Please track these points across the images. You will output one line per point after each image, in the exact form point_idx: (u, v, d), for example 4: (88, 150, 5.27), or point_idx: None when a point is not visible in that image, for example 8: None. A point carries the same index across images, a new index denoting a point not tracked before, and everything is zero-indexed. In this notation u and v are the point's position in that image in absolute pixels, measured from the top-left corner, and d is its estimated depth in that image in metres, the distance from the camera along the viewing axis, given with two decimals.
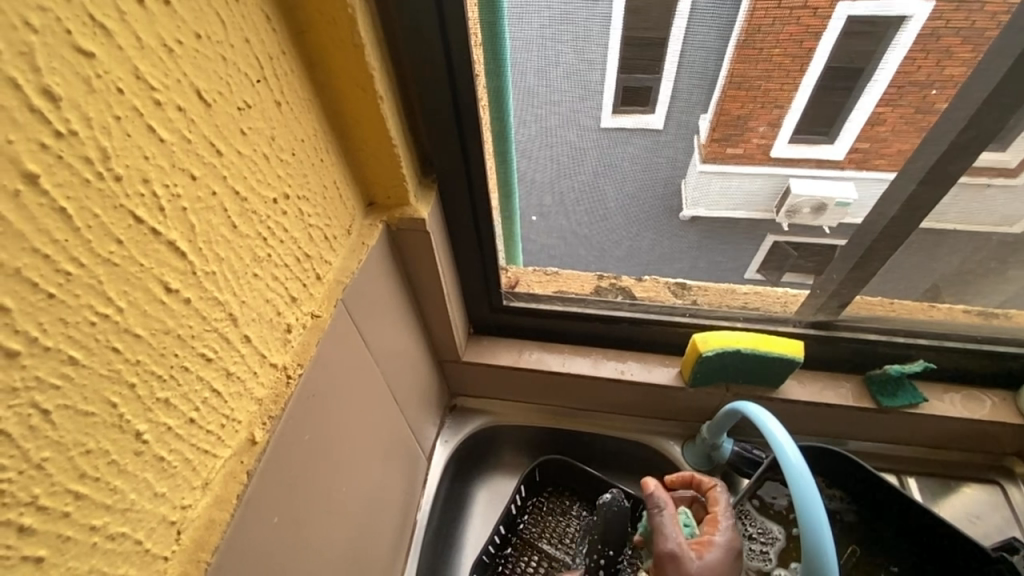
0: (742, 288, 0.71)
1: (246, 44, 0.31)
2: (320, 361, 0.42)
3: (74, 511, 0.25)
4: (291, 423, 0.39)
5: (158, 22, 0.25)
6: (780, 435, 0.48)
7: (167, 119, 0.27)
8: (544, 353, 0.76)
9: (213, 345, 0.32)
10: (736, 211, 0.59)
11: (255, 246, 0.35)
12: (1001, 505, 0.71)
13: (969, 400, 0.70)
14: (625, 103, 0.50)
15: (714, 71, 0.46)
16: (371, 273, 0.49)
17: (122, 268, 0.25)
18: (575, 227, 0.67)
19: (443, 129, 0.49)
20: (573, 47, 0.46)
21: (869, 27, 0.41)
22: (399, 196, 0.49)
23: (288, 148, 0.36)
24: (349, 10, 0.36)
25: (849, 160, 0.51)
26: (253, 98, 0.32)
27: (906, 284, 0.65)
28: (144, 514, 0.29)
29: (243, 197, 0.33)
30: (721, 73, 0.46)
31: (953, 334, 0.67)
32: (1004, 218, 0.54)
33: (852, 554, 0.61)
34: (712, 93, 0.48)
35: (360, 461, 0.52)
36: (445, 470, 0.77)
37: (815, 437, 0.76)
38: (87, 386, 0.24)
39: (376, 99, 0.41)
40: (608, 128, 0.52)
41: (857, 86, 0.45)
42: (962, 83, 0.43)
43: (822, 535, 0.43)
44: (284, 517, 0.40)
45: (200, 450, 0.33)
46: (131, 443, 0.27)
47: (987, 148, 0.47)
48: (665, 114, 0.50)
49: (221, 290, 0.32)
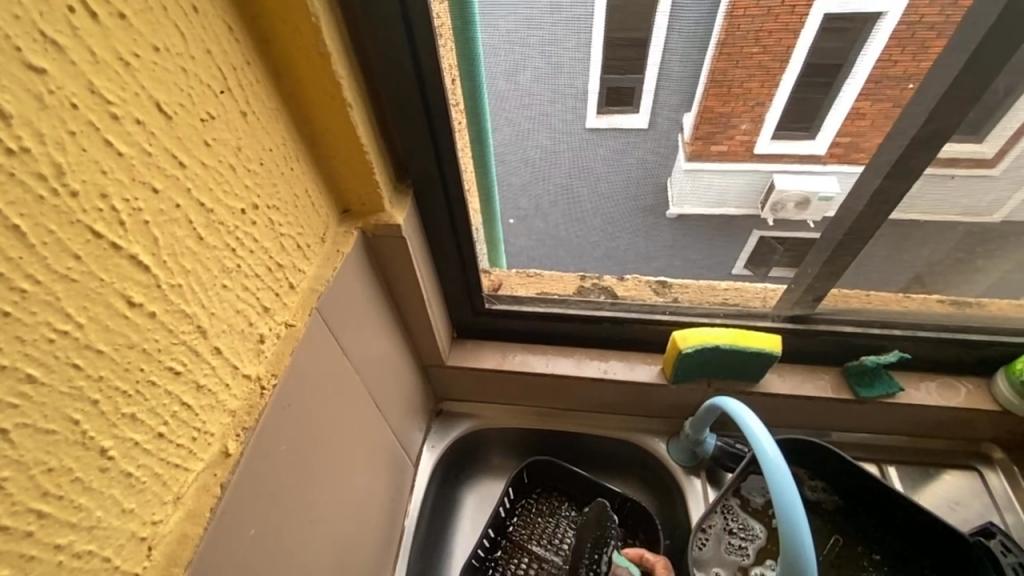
0: (722, 284, 0.72)
1: (209, 56, 0.31)
2: (295, 371, 0.42)
3: (38, 530, 0.25)
4: (265, 434, 0.39)
5: (113, 36, 0.25)
6: (756, 428, 0.49)
7: (126, 133, 0.26)
8: (528, 354, 0.76)
9: (182, 358, 0.32)
10: (717, 207, 0.60)
11: (223, 257, 0.34)
12: (981, 491, 0.72)
13: (944, 389, 0.71)
14: (611, 103, 0.50)
15: (696, 70, 0.46)
16: (347, 280, 0.48)
17: (81, 284, 0.25)
18: (553, 229, 0.68)
19: (416, 135, 0.49)
20: (541, 52, 0.47)
21: (845, 23, 0.42)
22: (373, 203, 0.49)
23: (255, 158, 0.36)
24: (314, 19, 0.36)
25: (830, 155, 0.51)
26: (217, 109, 0.32)
27: (879, 276, 0.66)
28: (112, 531, 0.29)
29: (209, 209, 0.33)
30: (703, 72, 0.47)
31: (927, 325, 0.68)
32: (970, 208, 0.56)
33: (835, 545, 0.63)
34: (695, 91, 0.48)
35: (342, 470, 0.52)
36: (433, 476, 0.76)
37: (798, 430, 0.77)
38: (48, 404, 0.24)
39: (345, 106, 0.41)
40: (590, 129, 0.52)
41: (836, 82, 0.46)
42: (921, 81, 0.44)
43: (799, 532, 0.43)
44: (262, 528, 0.40)
45: (170, 465, 0.32)
46: (95, 460, 0.27)
47: (951, 138, 0.47)
48: (649, 113, 0.51)
49: (189, 303, 0.32)
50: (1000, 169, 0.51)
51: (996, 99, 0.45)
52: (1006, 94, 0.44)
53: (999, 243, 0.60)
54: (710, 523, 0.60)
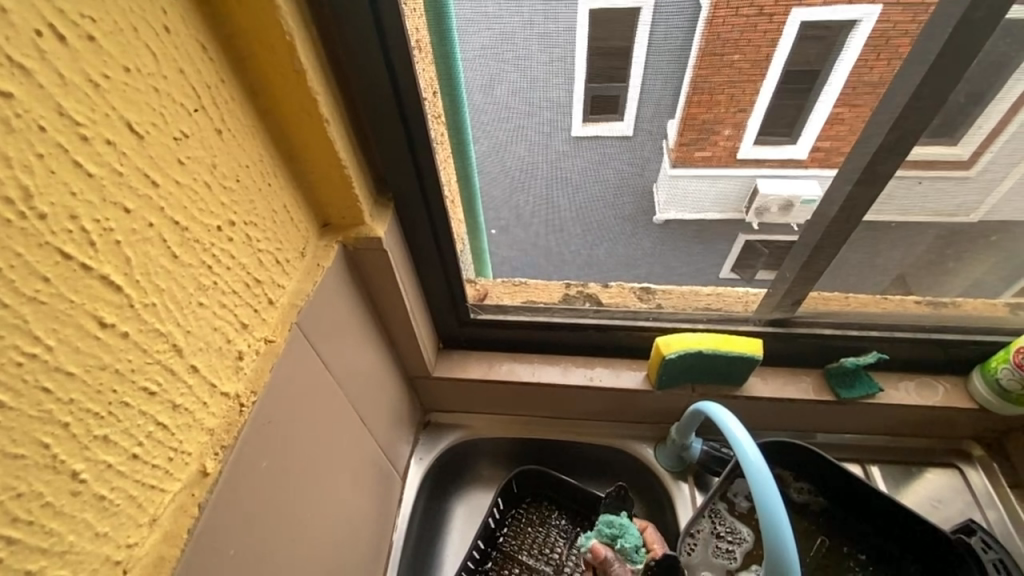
0: (704, 289, 0.73)
1: (182, 75, 0.31)
2: (275, 386, 0.42)
3: (8, 557, 0.24)
4: (245, 451, 0.39)
5: (82, 58, 0.25)
6: (738, 433, 0.49)
7: (96, 153, 0.26)
8: (514, 363, 0.76)
9: (157, 378, 0.32)
10: (705, 212, 0.60)
11: (199, 274, 0.34)
12: (962, 488, 0.73)
13: (924, 388, 0.72)
14: (594, 112, 0.51)
15: (677, 78, 0.47)
16: (328, 295, 0.48)
17: (50, 306, 0.25)
18: (535, 239, 0.69)
19: (395, 149, 0.49)
20: (516, 65, 0.47)
21: (822, 31, 0.43)
22: (353, 216, 0.49)
23: (231, 175, 0.36)
24: (289, 37, 0.36)
25: (811, 160, 0.53)
26: (191, 127, 0.32)
27: (856, 278, 0.68)
28: (84, 556, 0.29)
29: (184, 227, 0.33)
30: (684, 80, 0.47)
31: (904, 326, 0.70)
32: (939, 211, 0.57)
33: (820, 546, 0.63)
34: (677, 98, 0.49)
35: (325, 486, 0.51)
36: (421, 488, 0.76)
37: (783, 432, 0.78)
38: (17, 428, 0.24)
39: (322, 122, 0.41)
40: (576, 137, 0.53)
41: (815, 88, 0.47)
42: (888, 88, 0.45)
43: (781, 534, 0.43)
44: (242, 548, 0.40)
45: (145, 486, 0.32)
46: (67, 484, 0.27)
47: (917, 142, 0.48)
48: (633, 122, 0.51)
49: (163, 321, 0.32)
50: (974, 171, 0.53)
51: (960, 105, 0.46)
52: (971, 100, 0.46)
53: (969, 245, 0.62)
54: (698, 528, 0.61)
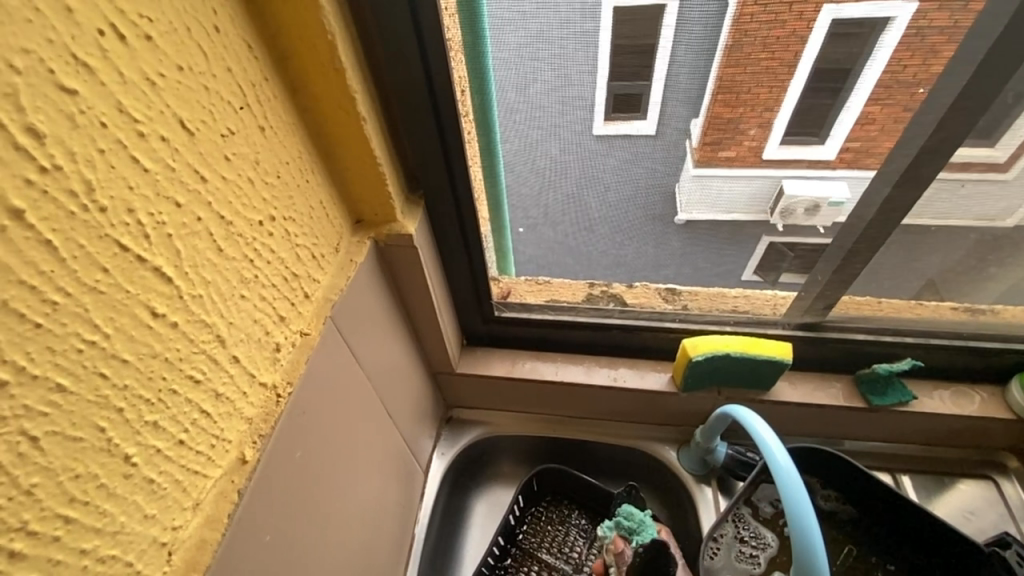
0: (732, 291, 0.72)
1: (229, 73, 0.32)
2: (310, 378, 0.43)
3: (65, 535, 0.26)
4: (281, 440, 0.40)
5: (140, 57, 0.26)
6: (766, 436, 0.49)
7: (151, 149, 0.27)
8: (537, 362, 0.76)
9: (202, 367, 0.33)
10: (729, 212, 0.59)
11: (241, 268, 0.35)
12: (996, 501, 0.71)
13: (959, 397, 0.70)
14: (616, 111, 0.51)
15: (701, 80, 0.47)
16: (360, 290, 0.49)
17: (108, 295, 0.26)
18: (562, 238, 0.69)
19: (427, 146, 0.50)
20: (550, 64, 0.48)
21: (856, 29, 0.42)
22: (386, 213, 0.50)
23: (272, 171, 0.37)
24: (330, 36, 0.37)
25: (839, 160, 0.51)
26: (237, 124, 0.33)
27: (892, 284, 0.66)
28: (133, 536, 0.30)
29: (228, 221, 0.33)
30: (708, 81, 0.47)
31: (940, 333, 0.68)
32: (981, 215, 0.56)
33: (848, 555, 0.62)
34: (701, 97, 0.48)
35: (354, 477, 0.53)
36: (443, 482, 0.77)
37: (808, 437, 0.77)
38: (76, 412, 0.25)
39: (359, 120, 0.42)
40: (599, 136, 0.53)
41: (846, 87, 0.45)
42: (931, 90, 0.45)
43: (810, 540, 0.43)
44: (277, 534, 0.41)
45: (189, 471, 0.33)
46: (120, 467, 0.28)
47: (961, 145, 0.48)
48: (655, 120, 0.51)
49: (208, 313, 0.33)
50: (1012, 175, 0.51)
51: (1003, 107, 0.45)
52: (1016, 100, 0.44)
53: (1011, 251, 0.60)
54: (722, 532, 0.60)
